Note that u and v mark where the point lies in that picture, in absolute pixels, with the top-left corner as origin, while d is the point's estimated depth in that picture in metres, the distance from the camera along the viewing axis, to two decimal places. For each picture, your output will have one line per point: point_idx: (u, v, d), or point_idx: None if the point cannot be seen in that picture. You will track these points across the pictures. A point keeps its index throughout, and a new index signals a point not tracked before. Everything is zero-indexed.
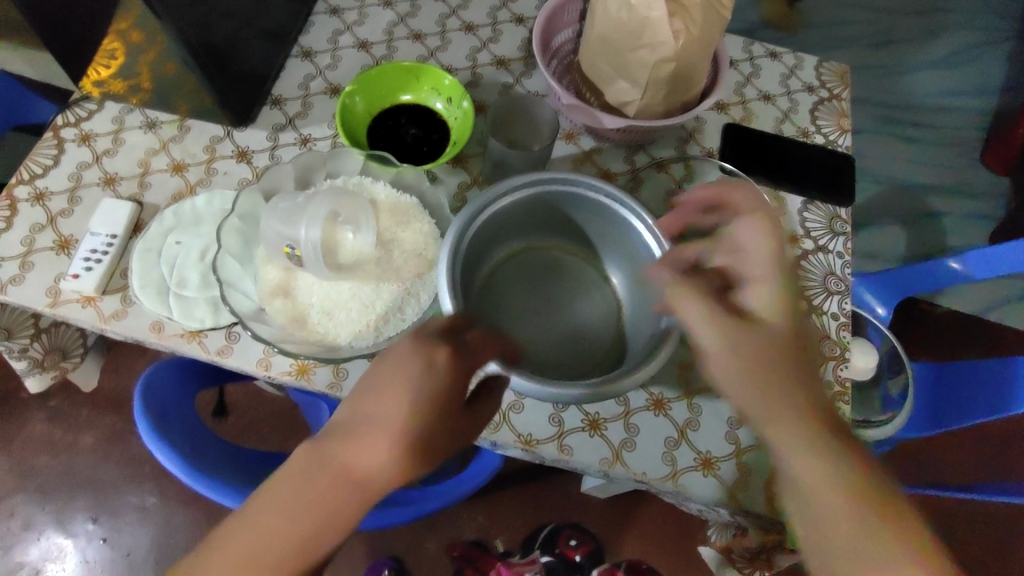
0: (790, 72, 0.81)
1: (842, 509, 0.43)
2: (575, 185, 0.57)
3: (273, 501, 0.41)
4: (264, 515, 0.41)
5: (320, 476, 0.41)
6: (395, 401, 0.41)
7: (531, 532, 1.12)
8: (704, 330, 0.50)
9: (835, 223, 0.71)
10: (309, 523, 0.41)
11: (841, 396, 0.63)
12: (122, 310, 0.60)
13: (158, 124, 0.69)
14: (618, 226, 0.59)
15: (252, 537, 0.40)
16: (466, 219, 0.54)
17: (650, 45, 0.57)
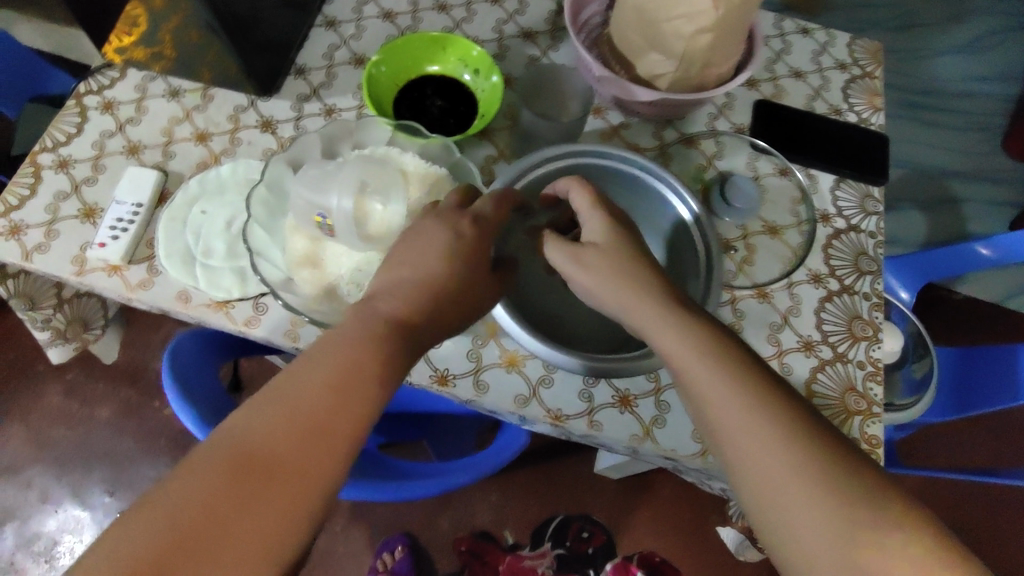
0: (821, 49, 0.79)
1: (753, 421, 0.40)
2: (608, 158, 0.59)
3: (326, 362, 0.40)
4: (314, 374, 0.40)
5: (373, 333, 0.43)
6: (433, 260, 0.48)
7: (540, 524, 1.11)
8: (596, 264, 0.49)
9: (867, 202, 0.70)
10: (367, 375, 0.41)
11: (873, 376, 0.62)
12: (148, 279, 0.59)
13: (180, 93, 0.68)
14: (651, 199, 0.59)
15: (308, 395, 0.39)
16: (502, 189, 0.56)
17: (686, 15, 0.56)
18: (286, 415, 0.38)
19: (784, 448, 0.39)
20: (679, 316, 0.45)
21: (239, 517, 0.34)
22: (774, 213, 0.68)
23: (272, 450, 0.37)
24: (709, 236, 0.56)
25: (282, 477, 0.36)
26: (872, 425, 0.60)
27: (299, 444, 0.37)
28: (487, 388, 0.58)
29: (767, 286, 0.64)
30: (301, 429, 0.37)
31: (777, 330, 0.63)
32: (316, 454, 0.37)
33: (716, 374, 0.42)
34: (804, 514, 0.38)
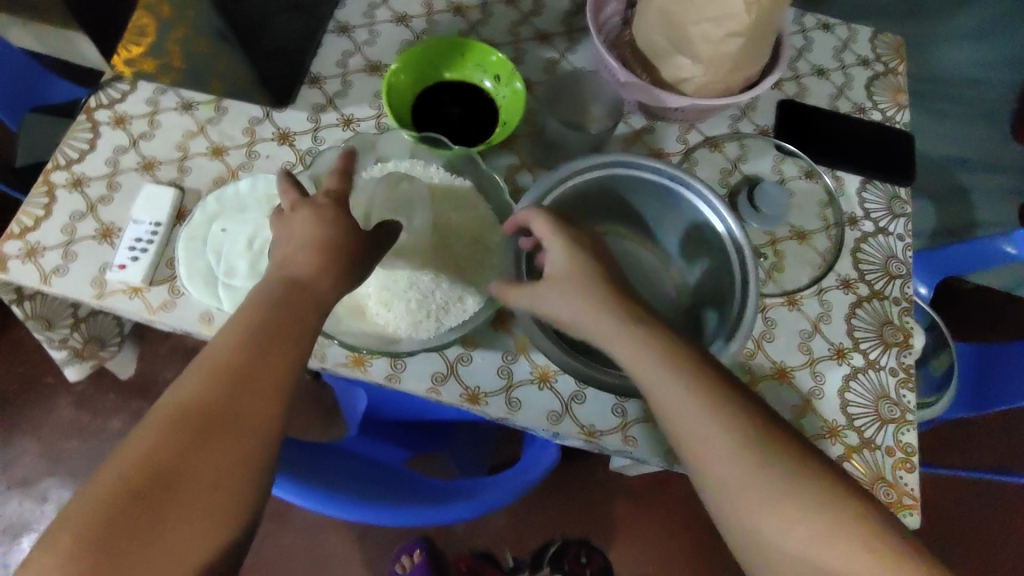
0: (843, 46, 0.77)
1: (717, 434, 0.40)
2: (641, 169, 0.57)
3: (243, 324, 0.41)
4: (231, 337, 0.40)
5: (294, 291, 0.43)
6: (313, 233, 0.46)
7: (542, 545, 1.09)
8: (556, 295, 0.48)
9: (894, 205, 0.69)
10: (288, 329, 0.41)
11: (906, 382, 0.61)
12: (170, 301, 0.58)
13: (192, 105, 0.66)
14: (682, 210, 0.58)
15: (232, 353, 0.39)
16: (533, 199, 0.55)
17: (717, 20, 0.54)
18: (209, 374, 0.38)
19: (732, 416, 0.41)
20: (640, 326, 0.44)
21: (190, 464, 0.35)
22: (802, 218, 0.66)
23: (200, 409, 0.37)
24: (745, 261, 0.53)
25: (214, 430, 0.36)
26: (906, 433, 0.59)
27: (227, 399, 0.38)
28: (519, 405, 0.57)
29: (798, 294, 0.63)
30: (224, 386, 0.38)
31: (808, 338, 0.62)
32: (245, 405, 0.38)
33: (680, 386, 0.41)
34: (772, 520, 0.39)
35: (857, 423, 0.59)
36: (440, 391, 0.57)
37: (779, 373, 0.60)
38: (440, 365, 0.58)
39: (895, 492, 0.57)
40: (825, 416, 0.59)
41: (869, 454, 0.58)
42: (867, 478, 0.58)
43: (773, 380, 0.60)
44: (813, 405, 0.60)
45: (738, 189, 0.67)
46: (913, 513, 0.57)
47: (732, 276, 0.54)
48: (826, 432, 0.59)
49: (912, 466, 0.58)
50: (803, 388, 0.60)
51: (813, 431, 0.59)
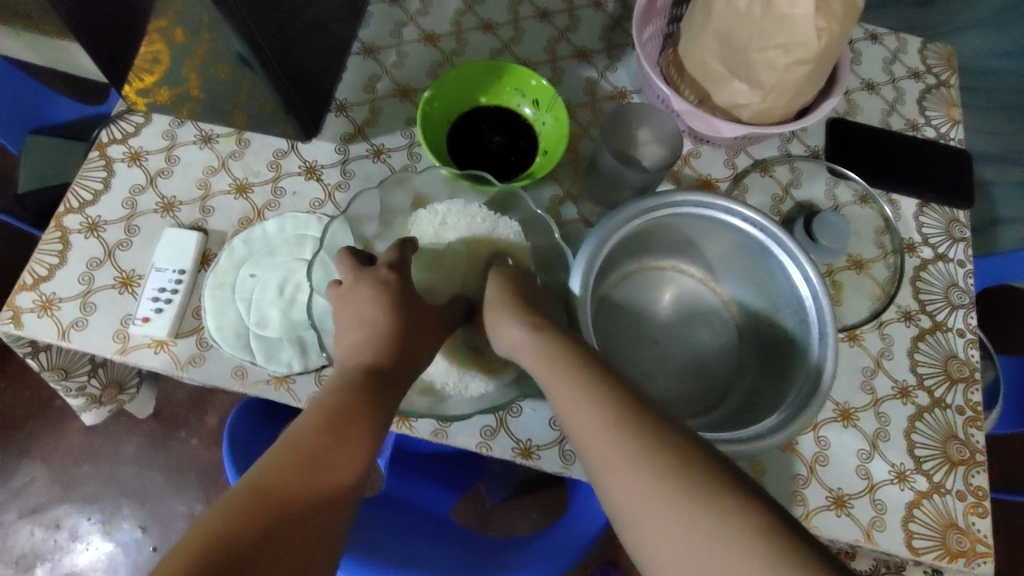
0: (893, 57, 0.74)
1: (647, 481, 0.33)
2: (711, 208, 0.53)
3: (326, 404, 0.39)
4: (312, 416, 0.38)
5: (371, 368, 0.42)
6: (368, 306, 0.46)
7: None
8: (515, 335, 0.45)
9: (953, 228, 0.66)
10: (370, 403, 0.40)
11: (973, 421, 0.58)
12: (199, 354, 0.54)
13: (213, 138, 0.62)
14: (757, 251, 0.54)
15: (313, 430, 0.37)
16: (600, 241, 0.50)
17: (785, 46, 0.50)
18: (283, 443, 0.37)
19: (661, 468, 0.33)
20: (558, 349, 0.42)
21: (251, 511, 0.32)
22: (858, 246, 0.63)
23: (278, 481, 0.34)
24: (825, 319, 0.50)
25: (296, 502, 0.34)
26: (976, 475, 0.56)
27: (306, 471, 0.35)
28: (573, 459, 0.54)
29: (859, 329, 0.60)
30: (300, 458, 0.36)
31: (872, 376, 0.59)
32: (326, 477, 0.36)
33: (586, 404, 0.37)
34: (690, 542, 0.31)
35: (925, 466, 0.56)
36: (491, 445, 0.54)
37: (842, 415, 0.57)
38: (489, 419, 0.55)
39: (968, 540, 0.54)
40: (891, 460, 0.56)
41: (939, 499, 0.55)
42: (939, 527, 0.54)
43: (837, 423, 0.57)
44: (880, 449, 0.56)
45: (793, 216, 0.64)
46: (987, 562, 0.54)
47: (807, 331, 0.51)
48: (894, 478, 0.56)
49: (983, 510, 0.55)
50: (868, 430, 0.57)
51: (881, 476, 0.56)
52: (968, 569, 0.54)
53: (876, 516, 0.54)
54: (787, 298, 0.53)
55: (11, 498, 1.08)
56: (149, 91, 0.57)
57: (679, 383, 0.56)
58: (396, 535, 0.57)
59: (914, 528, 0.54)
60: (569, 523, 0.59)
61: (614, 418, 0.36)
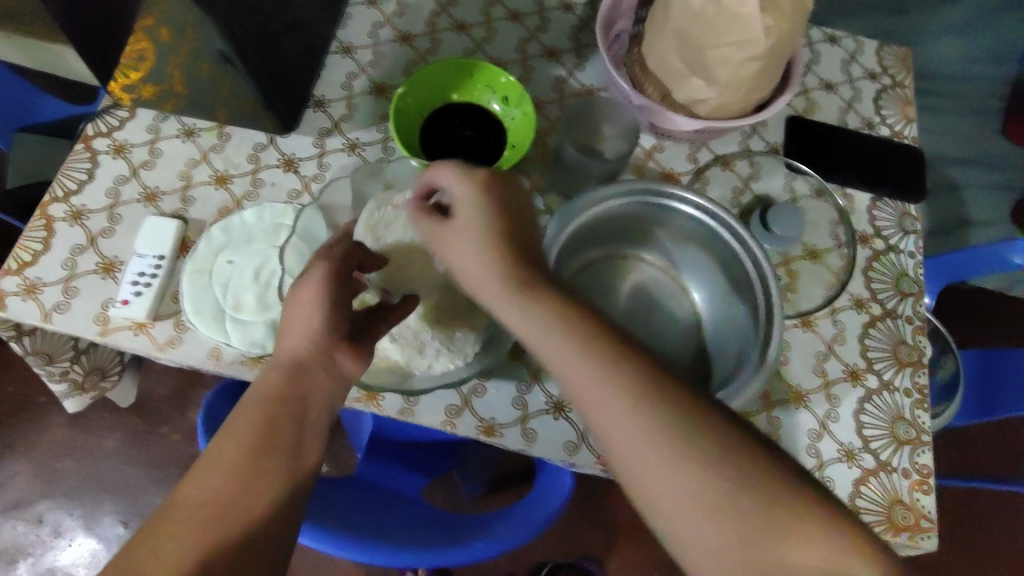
0: (850, 58, 0.77)
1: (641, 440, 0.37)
2: (666, 196, 0.57)
3: (255, 407, 0.43)
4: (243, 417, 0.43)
5: (290, 376, 0.44)
6: (304, 302, 0.45)
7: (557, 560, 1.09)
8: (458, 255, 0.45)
9: (905, 221, 0.69)
10: (291, 411, 0.43)
11: (920, 403, 0.61)
12: (177, 337, 0.57)
13: (195, 132, 0.65)
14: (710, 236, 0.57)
15: (242, 430, 0.42)
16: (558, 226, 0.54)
17: (737, 43, 0.53)
18: (209, 468, 0.40)
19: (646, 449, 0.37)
20: (588, 347, 0.39)
21: (178, 536, 0.37)
22: (814, 237, 0.66)
23: (211, 496, 0.39)
24: (772, 300, 0.53)
25: (237, 508, 0.39)
26: (921, 455, 0.59)
27: (239, 471, 0.40)
28: (535, 437, 0.56)
29: (812, 315, 0.63)
30: (227, 459, 0.41)
31: (823, 360, 0.61)
32: (264, 476, 0.40)
33: (597, 380, 0.38)
34: (697, 530, 0.36)
35: (873, 445, 0.59)
36: (456, 424, 0.56)
37: (794, 397, 0.60)
38: (454, 398, 0.57)
39: (913, 515, 0.57)
40: (841, 439, 0.59)
41: (885, 476, 0.58)
42: (885, 502, 0.57)
43: (789, 405, 0.59)
44: (829, 428, 0.59)
45: (750, 209, 0.67)
46: (930, 536, 0.56)
47: (757, 307, 0.54)
48: (842, 456, 0.58)
49: (928, 487, 0.58)
50: (819, 411, 0.60)
51: (829, 455, 0.58)
52: (914, 543, 0.56)
53: None
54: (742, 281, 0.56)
55: None
56: (134, 87, 0.60)
57: None
58: (373, 516, 0.58)
59: (861, 504, 0.57)
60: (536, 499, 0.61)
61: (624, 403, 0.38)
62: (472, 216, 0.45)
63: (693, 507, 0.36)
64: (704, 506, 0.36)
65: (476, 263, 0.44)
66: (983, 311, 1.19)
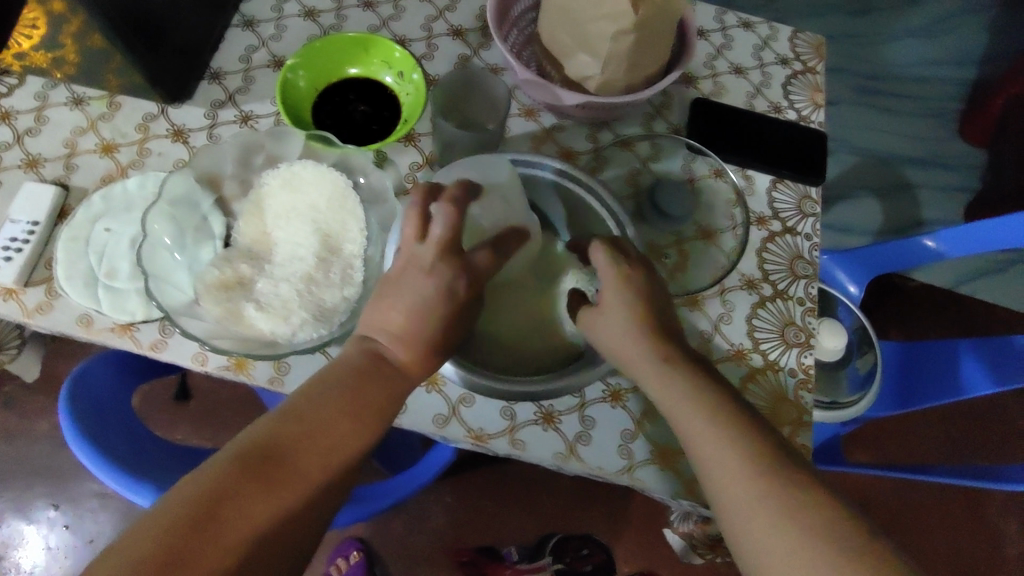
0: (763, 44, 0.77)
1: (724, 454, 0.43)
2: (542, 168, 0.59)
3: (334, 396, 0.44)
4: (281, 419, 0.42)
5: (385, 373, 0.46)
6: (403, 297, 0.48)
7: (544, 534, 1.10)
8: (599, 332, 0.51)
9: (804, 204, 0.68)
10: (371, 401, 0.45)
11: (804, 384, 0.60)
12: (46, 303, 0.56)
13: (84, 100, 0.64)
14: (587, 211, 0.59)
15: (285, 436, 0.41)
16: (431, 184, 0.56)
17: (611, 16, 0.54)
18: (336, 451, 0.42)
19: (759, 475, 0.42)
20: (703, 402, 0.45)
21: (243, 499, 0.38)
22: (709, 217, 0.66)
23: (283, 467, 0.40)
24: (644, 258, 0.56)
25: (299, 487, 0.40)
26: (802, 435, 0.59)
27: (278, 485, 0.39)
28: (405, 409, 0.56)
29: (701, 294, 0.62)
30: (263, 466, 0.39)
31: (709, 340, 0.61)
32: (331, 462, 0.42)
33: (693, 411, 0.45)
34: (820, 550, 0.38)
35: None
36: None
37: None
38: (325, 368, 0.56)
39: None
40: None
41: None
42: None
43: None
44: None
45: (646, 188, 0.67)
46: None
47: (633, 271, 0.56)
48: None
49: None
50: None
51: None
52: None
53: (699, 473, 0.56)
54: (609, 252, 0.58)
55: None
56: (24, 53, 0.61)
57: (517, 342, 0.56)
58: None
59: None
60: (417, 475, 0.62)
61: (731, 436, 0.43)
62: (618, 289, 0.50)
63: (813, 551, 0.37)
64: (810, 549, 0.38)
65: (617, 332, 0.49)
66: (915, 310, 1.19)
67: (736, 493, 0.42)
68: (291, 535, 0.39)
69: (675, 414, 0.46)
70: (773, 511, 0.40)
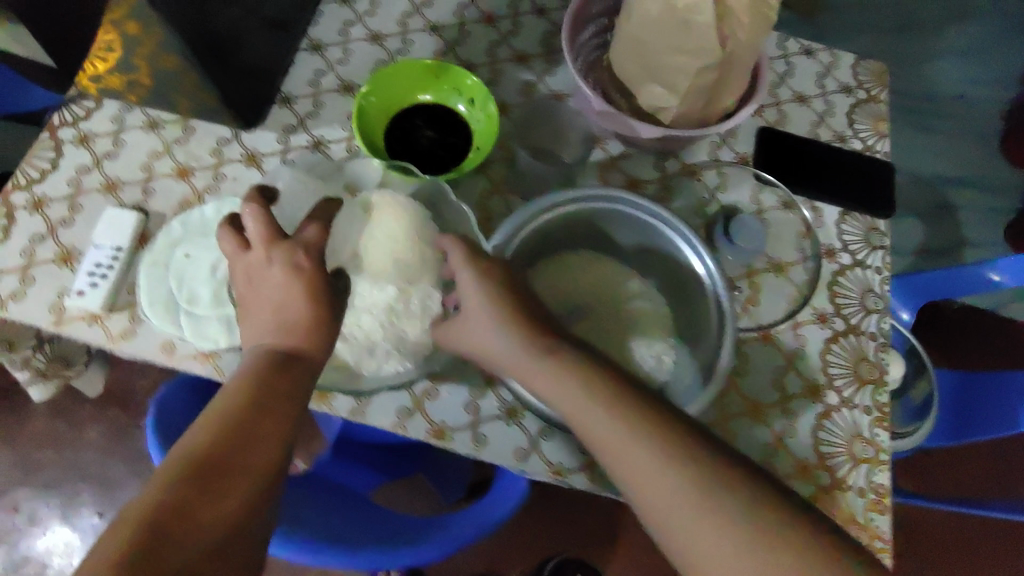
0: (825, 71, 0.75)
1: (642, 458, 0.41)
2: (620, 200, 0.57)
3: (232, 393, 0.42)
4: (196, 433, 0.40)
5: (279, 362, 0.45)
6: (293, 299, 0.47)
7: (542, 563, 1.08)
8: (480, 336, 0.50)
9: (872, 236, 0.68)
10: (278, 389, 0.44)
11: (879, 421, 0.61)
12: (131, 329, 0.58)
13: (159, 124, 0.64)
14: (671, 252, 0.58)
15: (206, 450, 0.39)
16: (510, 229, 0.55)
17: (693, 52, 0.53)
18: (211, 435, 0.40)
19: (683, 475, 0.40)
20: (615, 403, 0.44)
21: (199, 507, 0.36)
22: (779, 250, 0.66)
23: (219, 468, 0.38)
24: (722, 291, 0.54)
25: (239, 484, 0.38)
26: (878, 473, 0.59)
27: (223, 489, 0.38)
28: (485, 442, 0.57)
29: (772, 328, 0.63)
30: (208, 479, 0.38)
31: (782, 374, 0.61)
32: (262, 453, 0.41)
33: (601, 415, 0.43)
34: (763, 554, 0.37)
35: (829, 462, 0.59)
36: (406, 426, 0.57)
37: (750, 410, 0.60)
38: (406, 400, 0.57)
39: (866, 535, 0.57)
40: (796, 455, 0.59)
41: (839, 494, 0.58)
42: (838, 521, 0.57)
43: (745, 418, 0.60)
44: (785, 444, 0.59)
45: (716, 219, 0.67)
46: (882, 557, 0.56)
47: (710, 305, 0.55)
48: (797, 473, 0.58)
49: (883, 507, 0.58)
50: (775, 426, 0.60)
51: (784, 471, 0.58)
52: None
53: None
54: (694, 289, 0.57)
55: None
56: (100, 76, 0.62)
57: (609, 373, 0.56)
58: (317, 514, 0.58)
59: None
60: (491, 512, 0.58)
61: (649, 444, 0.41)
62: (477, 291, 0.50)
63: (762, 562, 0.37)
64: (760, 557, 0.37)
65: (505, 345, 0.49)
66: (960, 337, 1.18)
67: (662, 493, 0.40)
68: (243, 541, 0.37)
69: (577, 414, 0.45)
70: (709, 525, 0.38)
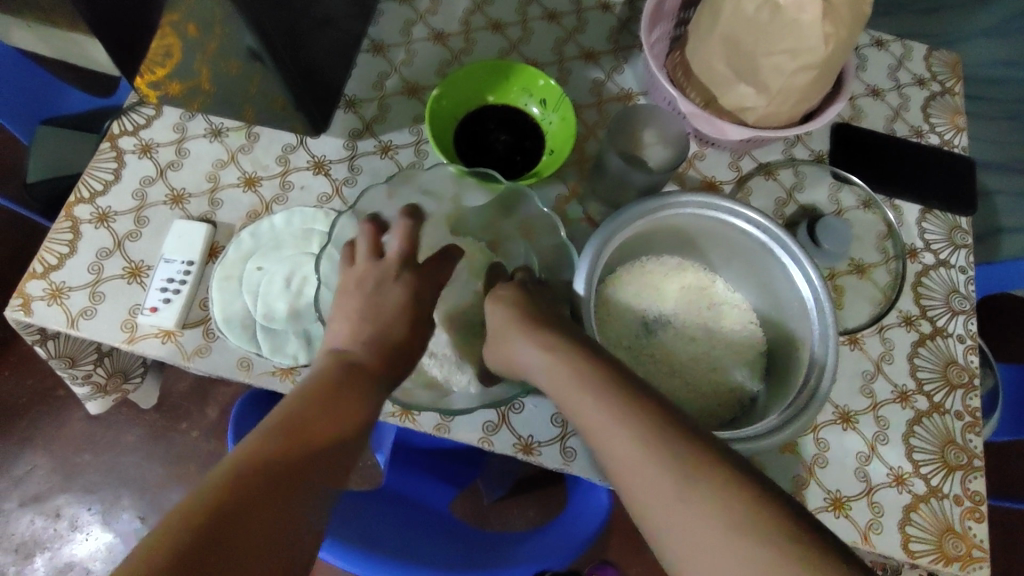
0: (898, 64, 0.73)
1: (621, 437, 0.38)
2: (714, 208, 0.54)
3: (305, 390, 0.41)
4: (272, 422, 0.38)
5: (353, 374, 0.44)
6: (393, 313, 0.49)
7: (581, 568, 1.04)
8: (512, 348, 0.47)
9: (955, 235, 0.66)
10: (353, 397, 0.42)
11: (972, 426, 0.59)
12: (205, 346, 0.55)
13: (222, 131, 0.63)
14: (772, 262, 0.54)
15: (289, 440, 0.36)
16: (604, 237, 0.50)
17: (792, 51, 0.50)
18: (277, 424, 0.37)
19: (655, 455, 0.36)
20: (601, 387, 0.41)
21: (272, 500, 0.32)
22: (861, 251, 0.64)
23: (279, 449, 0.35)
24: (825, 321, 0.51)
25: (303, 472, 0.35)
26: (974, 480, 0.57)
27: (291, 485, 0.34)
28: (574, 455, 0.55)
29: (859, 333, 0.61)
30: (279, 468, 0.34)
31: (871, 380, 0.60)
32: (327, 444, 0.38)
33: (585, 399, 0.41)
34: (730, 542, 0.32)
35: (923, 470, 0.57)
36: (492, 441, 0.55)
37: (841, 418, 0.58)
38: (491, 414, 0.56)
39: (964, 545, 0.55)
40: (889, 463, 0.57)
41: (937, 502, 0.56)
42: (936, 531, 0.55)
43: (836, 426, 0.58)
44: (878, 451, 0.57)
45: (794, 220, 0.65)
46: (983, 567, 0.55)
47: (808, 331, 0.52)
48: (892, 481, 0.57)
49: (980, 515, 0.56)
50: (867, 433, 0.58)
51: (879, 479, 0.57)
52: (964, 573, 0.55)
53: (873, 519, 0.55)
54: (791, 299, 0.54)
55: (13, 486, 1.04)
56: (161, 84, 0.56)
57: (693, 387, 0.56)
58: (400, 530, 0.56)
59: (910, 531, 0.55)
60: (576, 533, 0.55)
61: (628, 424, 0.38)
62: (507, 314, 0.49)
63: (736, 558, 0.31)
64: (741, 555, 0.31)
65: (522, 351, 0.46)
66: (992, 322, 1.17)
67: (627, 470, 0.36)
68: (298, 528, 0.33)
69: (564, 397, 0.43)
70: (676, 509, 0.34)
